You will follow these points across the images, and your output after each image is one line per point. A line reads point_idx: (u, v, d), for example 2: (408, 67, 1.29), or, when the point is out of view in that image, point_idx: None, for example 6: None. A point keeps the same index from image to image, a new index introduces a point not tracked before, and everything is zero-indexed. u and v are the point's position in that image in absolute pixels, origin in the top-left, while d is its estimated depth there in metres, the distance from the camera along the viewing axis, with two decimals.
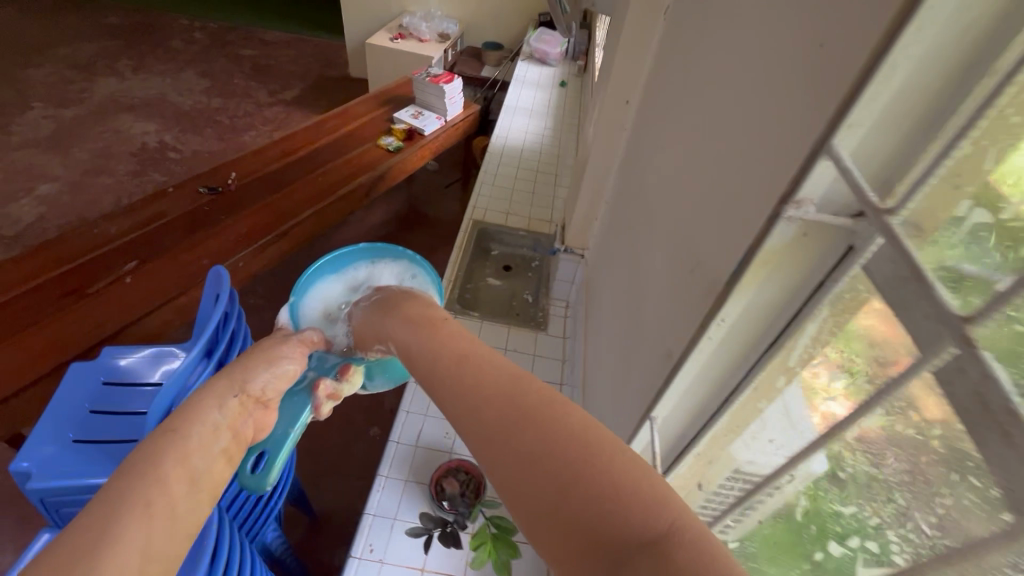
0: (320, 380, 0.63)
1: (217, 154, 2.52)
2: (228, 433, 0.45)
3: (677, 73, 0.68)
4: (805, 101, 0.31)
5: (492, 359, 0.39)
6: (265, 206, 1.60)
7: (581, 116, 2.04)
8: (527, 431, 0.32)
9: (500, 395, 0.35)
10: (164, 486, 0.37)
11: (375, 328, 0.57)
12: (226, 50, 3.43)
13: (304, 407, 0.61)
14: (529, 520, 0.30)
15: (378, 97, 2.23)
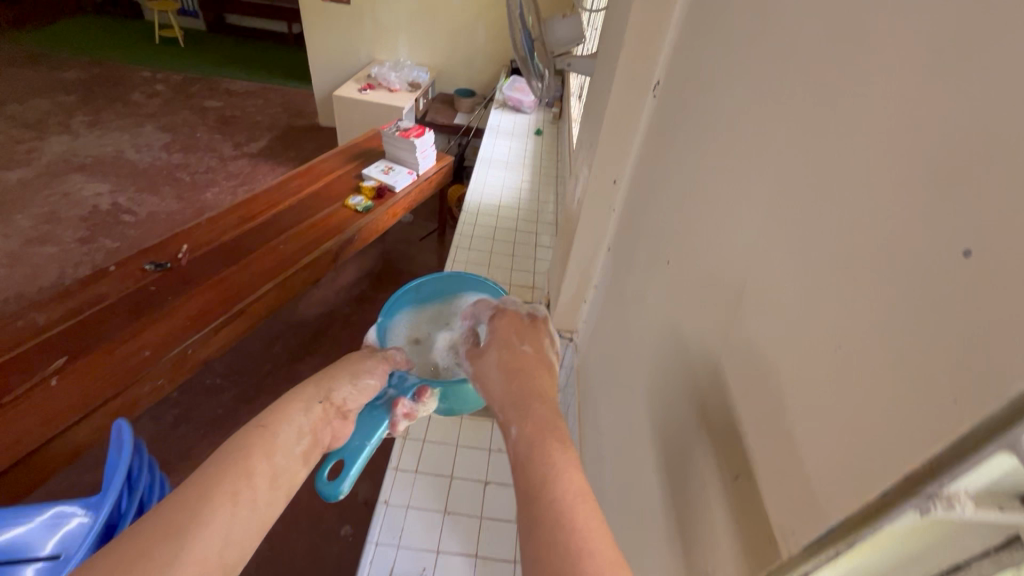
0: (399, 400, 0.64)
1: (176, 214, 2.37)
2: (309, 436, 0.55)
3: (676, 165, 0.58)
4: (929, 325, 0.19)
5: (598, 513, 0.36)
6: (220, 281, 1.46)
7: (560, 167, 1.96)
8: None
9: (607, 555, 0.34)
10: (250, 478, 0.48)
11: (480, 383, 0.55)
12: (189, 102, 3.32)
13: (382, 424, 0.63)
14: None
15: (345, 152, 2.12)
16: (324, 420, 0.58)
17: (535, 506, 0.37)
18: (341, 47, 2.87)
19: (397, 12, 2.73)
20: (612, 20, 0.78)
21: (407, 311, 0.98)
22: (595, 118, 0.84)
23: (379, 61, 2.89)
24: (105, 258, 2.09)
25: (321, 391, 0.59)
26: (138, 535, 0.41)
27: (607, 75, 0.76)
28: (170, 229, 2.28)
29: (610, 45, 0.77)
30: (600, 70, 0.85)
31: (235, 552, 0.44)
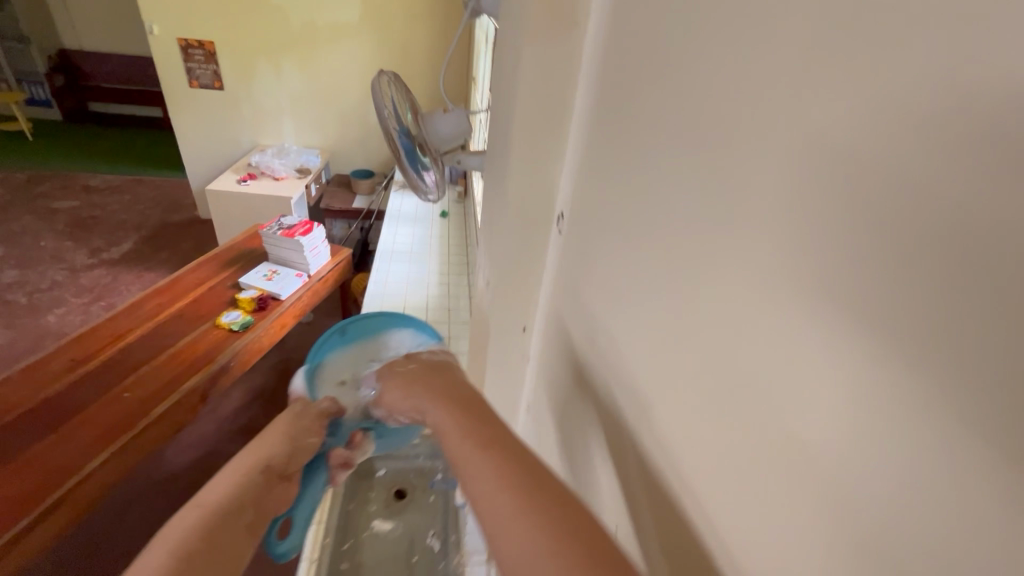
0: (337, 449, 0.75)
1: (1, 349, 1.90)
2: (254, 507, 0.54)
3: (610, 345, 0.41)
4: None
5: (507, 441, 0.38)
6: (30, 461, 1.09)
7: (470, 254, 1.79)
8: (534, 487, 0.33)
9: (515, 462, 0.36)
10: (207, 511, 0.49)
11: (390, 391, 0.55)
12: (33, 203, 2.84)
13: (325, 477, 0.74)
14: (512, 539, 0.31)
15: (218, 257, 1.82)
16: (266, 487, 0.57)
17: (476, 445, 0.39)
18: (217, 134, 2.60)
19: (278, 95, 2.53)
20: (495, 126, 0.64)
21: (336, 353, 0.91)
22: (491, 241, 0.68)
23: (264, 147, 2.64)
24: None
25: (260, 459, 0.58)
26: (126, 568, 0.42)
27: (499, 193, 0.60)
28: None
29: (498, 157, 0.62)
30: (491, 180, 0.69)
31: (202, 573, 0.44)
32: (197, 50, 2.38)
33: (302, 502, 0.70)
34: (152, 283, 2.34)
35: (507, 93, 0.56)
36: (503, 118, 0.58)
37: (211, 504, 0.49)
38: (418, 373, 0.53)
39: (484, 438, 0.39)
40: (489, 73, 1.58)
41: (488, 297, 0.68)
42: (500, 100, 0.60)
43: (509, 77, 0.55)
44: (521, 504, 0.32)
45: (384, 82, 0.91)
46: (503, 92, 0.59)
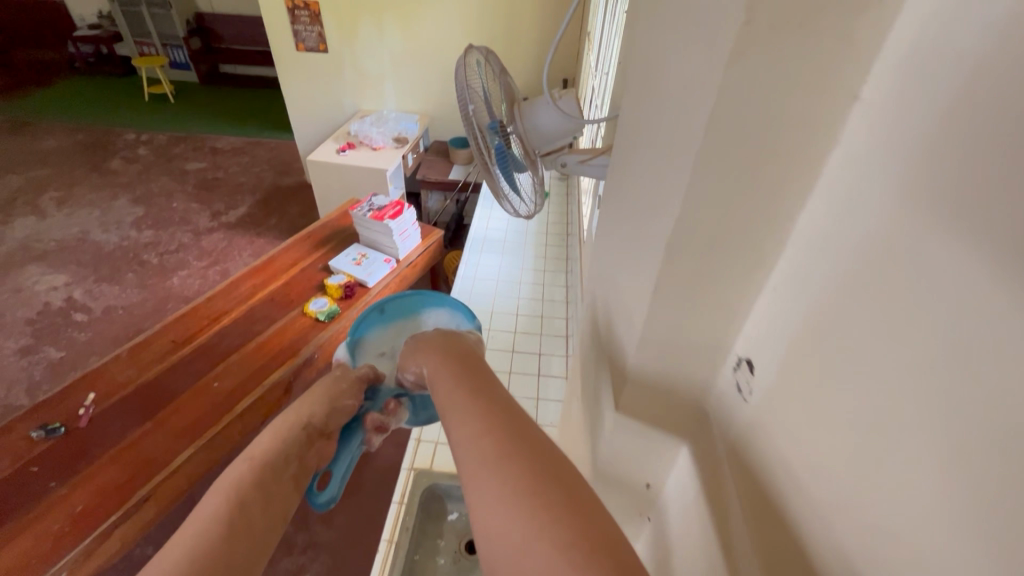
0: (373, 412, 0.61)
1: (135, 309, 2.08)
2: (297, 463, 0.48)
3: None
4: None
5: (504, 400, 0.33)
6: (126, 449, 1.12)
7: (570, 249, 1.55)
8: (523, 441, 0.29)
9: (508, 420, 0.31)
10: (248, 460, 0.44)
11: (408, 353, 0.50)
12: (170, 164, 3.07)
13: (357, 441, 0.60)
14: (496, 493, 0.26)
15: (313, 236, 1.78)
16: (306, 443, 0.50)
17: (468, 400, 0.34)
18: (322, 99, 2.56)
19: (380, 57, 2.40)
20: (625, 153, 0.40)
21: (374, 327, 0.75)
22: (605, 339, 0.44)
23: (365, 112, 2.57)
24: (42, 374, 1.79)
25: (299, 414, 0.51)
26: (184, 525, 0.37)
27: (626, 286, 0.36)
28: (125, 329, 1.98)
29: (626, 209, 0.37)
30: (610, 229, 0.45)
31: (244, 525, 0.38)
32: (303, 11, 2.30)
33: (340, 460, 0.58)
34: (261, 249, 2.43)
35: (653, 116, 0.31)
36: (644, 154, 0.33)
37: (255, 459, 0.44)
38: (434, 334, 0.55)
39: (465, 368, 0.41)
40: (610, 34, 1.28)
41: (595, 429, 0.45)
42: (636, 115, 0.36)
43: (659, 87, 0.29)
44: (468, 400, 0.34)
45: (473, 62, 0.72)
46: (643, 104, 0.34)
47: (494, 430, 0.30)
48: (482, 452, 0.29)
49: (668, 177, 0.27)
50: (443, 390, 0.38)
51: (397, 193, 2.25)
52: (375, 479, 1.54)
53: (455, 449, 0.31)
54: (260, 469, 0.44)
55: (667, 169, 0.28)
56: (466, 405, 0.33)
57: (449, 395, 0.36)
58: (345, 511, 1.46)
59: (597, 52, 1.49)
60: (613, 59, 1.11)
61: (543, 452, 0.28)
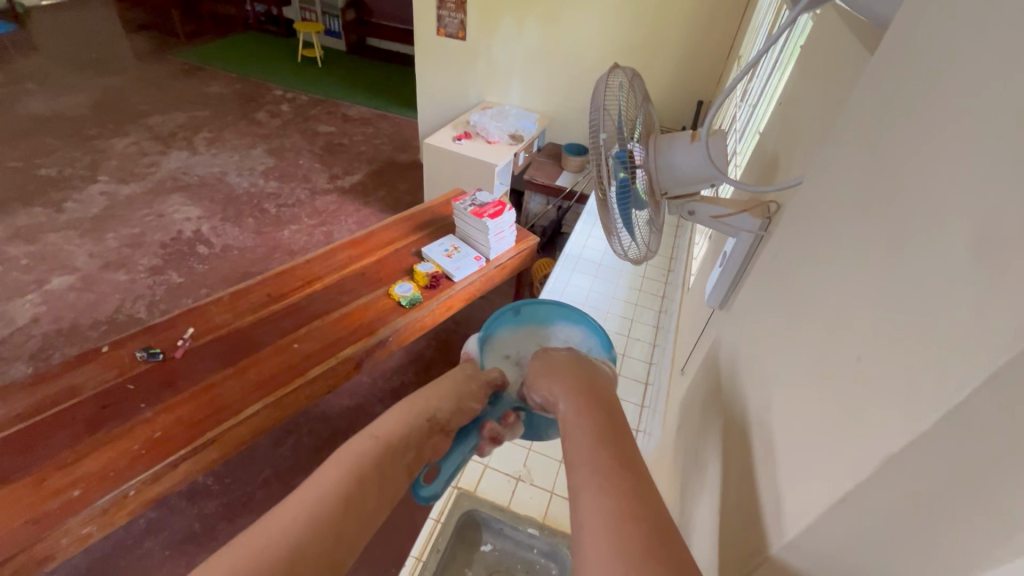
0: (489, 421, 0.63)
1: (248, 253, 2.26)
2: (414, 452, 0.54)
3: None
4: None
5: (639, 477, 0.36)
6: (206, 390, 1.20)
7: (670, 287, 1.43)
8: (651, 529, 0.32)
9: (639, 500, 0.34)
10: (371, 438, 0.51)
11: (542, 369, 0.54)
12: (305, 124, 3.32)
13: (470, 445, 0.63)
14: (619, 566, 0.30)
15: (413, 219, 1.81)
16: (426, 436, 0.56)
17: (603, 460, 0.38)
18: (451, 85, 2.60)
19: (514, 52, 2.39)
20: (825, 273, 0.33)
21: (506, 326, 0.79)
22: (739, 473, 0.39)
23: (488, 103, 2.57)
24: (163, 294, 2.00)
25: (427, 407, 0.57)
26: (327, 473, 0.45)
27: (795, 443, 0.31)
28: (236, 270, 2.16)
29: (814, 348, 0.32)
30: (773, 345, 0.39)
31: (360, 496, 0.45)
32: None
33: (450, 457, 0.61)
34: (365, 219, 2.54)
35: (910, 258, 0.24)
36: (870, 303, 0.27)
37: (380, 438, 0.51)
38: (569, 355, 0.55)
39: (603, 420, 0.44)
40: (766, 62, 1.13)
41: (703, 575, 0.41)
42: (864, 242, 0.29)
43: (931, 244, 0.23)
44: (607, 471, 0.37)
45: (615, 83, 0.65)
46: (884, 239, 0.27)
47: (626, 508, 0.33)
48: (613, 521, 0.32)
49: (923, 372, 0.22)
50: (577, 435, 0.42)
51: (501, 190, 2.23)
52: None
53: (583, 504, 0.35)
54: (388, 447, 0.51)
55: (920, 359, 0.22)
56: (600, 467, 0.37)
57: (582, 446, 0.40)
58: None
59: (745, 85, 1.35)
60: (768, 99, 0.99)
61: (666, 547, 0.31)
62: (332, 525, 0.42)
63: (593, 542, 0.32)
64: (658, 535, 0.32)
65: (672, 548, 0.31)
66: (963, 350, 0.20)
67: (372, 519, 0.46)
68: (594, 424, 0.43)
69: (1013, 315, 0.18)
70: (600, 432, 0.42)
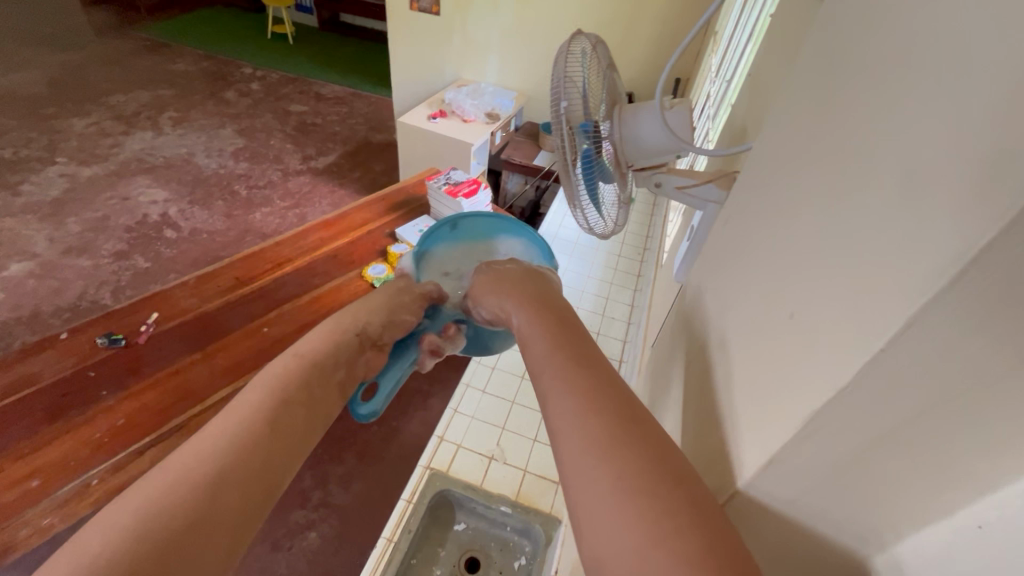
0: (427, 335, 0.68)
1: (217, 236, 2.20)
2: (347, 367, 0.54)
3: None
4: None
5: (596, 362, 0.37)
6: (174, 375, 1.16)
7: (646, 265, 1.42)
8: (613, 400, 0.33)
9: (598, 379, 0.35)
10: (297, 357, 0.50)
11: (496, 294, 0.54)
12: (276, 103, 3.21)
13: (411, 359, 0.68)
14: (588, 435, 0.31)
15: (386, 199, 1.77)
16: (357, 350, 0.57)
17: (560, 353, 0.38)
18: (425, 63, 2.53)
19: (490, 27, 2.33)
20: (771, 233, 0.32)
21: (443, 243, 0.85)
22: (693, 435, 0.39)
23: (464, 81, 2.52)
24: (128, 280, 1.94)
25: (353, 324, 0.57)
26: (246, 397, 0.44)
27: (739, 402, 0.30)
28: (205, 255, 2.10)
29: (758, 294, 0.31)
30: (721, 306, 0.38)
31: (284, 403, 0.44)
32: None
33: (389, 373, 0.66)
34: (340, 201, 2.48)
35: (847, 199, 0.23)
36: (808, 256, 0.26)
37: (304, 353, 0.50)
38: (519, 275, 0.56)
39: (561, 322, 0.44)
40: (741, 34, 1.11)
41: None
42: (804, 194, 0.28)
43: (864, 191, 0.22)
44: (566, 359, 0.37)
45: (580, 51, 0.62)
46: (820, 191, 0.26)
47: (589, 387, 0.34)
48: (576, 404, 0.33)
49: (852, 319, 0.21)
50: (534, 339, 0.42)
51: (478, 169, 2.19)
52: (397, 452, 1.53)
53: (549, 395, 0.35)
54: (314, 360, 0.50)
55: (847, 308, 0.21)
56: (559, 360, 0.37)
57: (540, 347, 0.40)
58: (363, 478, 1.46)
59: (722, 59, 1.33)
60: (741, 71, 0.97)
61: (631, 412, 0.32)
62: (256, 435, 0.41)
63: (562, 423, 0.32)
64: (621, 404, 0.33)
65: (638, 418, 0.31)
66: (891, 287, 0.19)
67: (304, 419, 0.45)
68: (550, 327, 0.43)
69: (932, 253, 0.17)
70: (556, 332, 0.42)
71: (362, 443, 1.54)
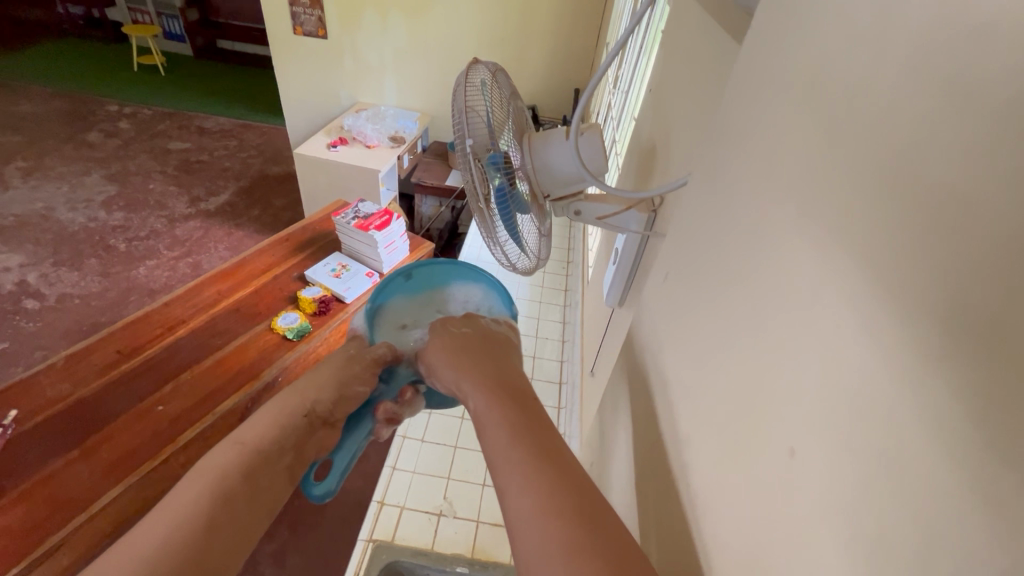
0: (381, 403, 0.60)
1: (93, 300, 1.92)
2: (294, 450, 0.50)
3: None
4: None
5: (562, 451, 0.35)
6: (43, 482, 0.97)
7: (571, 279, 1.41)
8: (580, 501, 0.30)
9: (565, 474, 0.32)
10: (236, 445, 0.47)
11: (452, 364, 0.51)
12: (152, 141, 2.89)
13: (365, 431, 0.59)
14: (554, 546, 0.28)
15: (291, 240, 1.63)
16: (307, 431, 0.52)
17: (519, 441, 0.35)
18: (318, 88, 2.40)
19: (382, 48, 2.25)
20: (715, 298, 0.29)
21: (400, 295, 0.75)
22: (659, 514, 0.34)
23: (363, 105, 2.41)
24: None
25: (301, 400, 0.53)
26: (181, 495, 0.40)
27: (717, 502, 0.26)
28: (79, 324, 1.83)
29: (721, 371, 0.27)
30: (676, 374, 0.34)
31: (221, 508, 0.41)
32: None
33: (343, 449, 0.57)
34: (239, 244, 2.28)
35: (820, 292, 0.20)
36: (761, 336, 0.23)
37: (247, 443, 0.47)
38: (474, 344, 0.53)
39: (515, 398, 0.41)
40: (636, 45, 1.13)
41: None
42: (749, 264, 0.25)
43: (847, 283, 0.18)
44: (526, 448, 0.34)
45: (481, 81, 0.59)
46: (783, 267, 0.23)
47: (551, 483, 0.31)
48: (539, 505, 0.30)
49: (850, 447, 0.17)
50: (492, 420, 0.39)
51: (388, 196, 2.10)
52: (336, 515, 1.40)
53: (508, 495, 0.32)
54: (258, 449, 0.47)
55: (846, 434, 0.17)
56: (522, 446, 0.35)
57: (498, 431, 0.37)
58: (299, 552, 1.32)
59: (620, 70, 1.35)
60: (642, 83, 0.98)
61: (597, 517, 0.30)
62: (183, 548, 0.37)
63: (524, 531, 0.30)
64: (587, 506, 0.30)
65: (595, 495, 0.31)
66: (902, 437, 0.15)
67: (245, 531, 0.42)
68: (506, 405, 0.40)
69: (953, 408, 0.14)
70: (512, 411, 0.39)
71: (294, 511, 1.39)
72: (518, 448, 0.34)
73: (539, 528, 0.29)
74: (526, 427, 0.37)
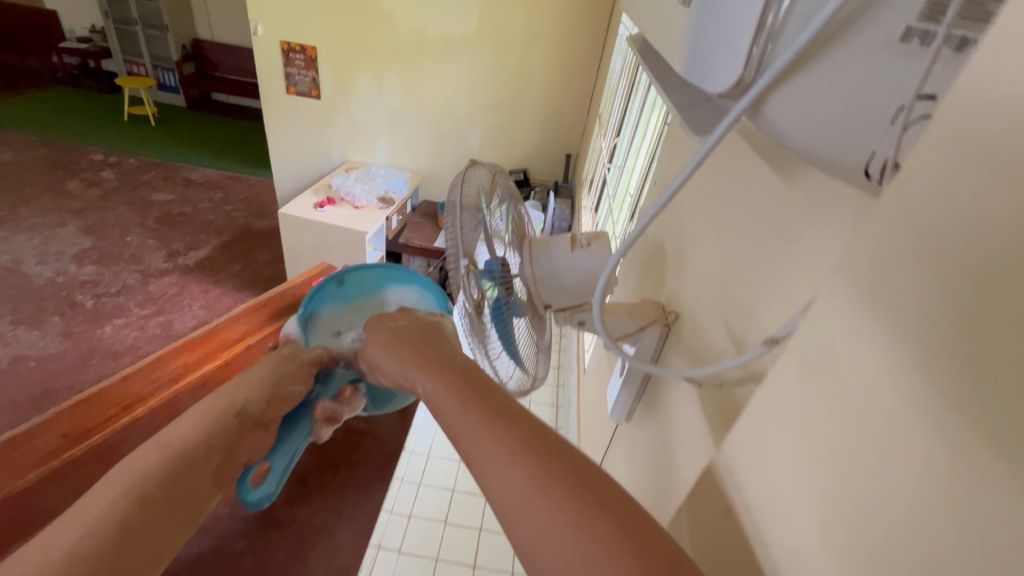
0: (323, 401, 0.48)
1: (50, 364, 1.79)
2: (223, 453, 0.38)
3: None
4: None
5: (554, 452, 0.26)
6: None
7: (566, 358, 1.34)
8: (611, 519, 0.23)
9: (573, 487, 0.25)
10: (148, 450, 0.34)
11: (387, 361, 0.40)
12: (134, 192, 2.83)
13: (304, 433, 0.47)
14: None
15: (269, 306, 1.54)
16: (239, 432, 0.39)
17: (504, 460, 0.26)
18: (309, 147, 2.38)
19: (375, 110, 2.25)
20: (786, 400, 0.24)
21: (333, 303, 0.69)
22: (708, 539, 0.33)
23: (354, 163, 2.39)
24: None
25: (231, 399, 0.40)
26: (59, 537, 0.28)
27: None
28: (32, 391, 1.69)
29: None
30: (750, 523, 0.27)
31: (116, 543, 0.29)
32: (298, 55, 2.16)
33: (280, 451, 0.45)
34: (215, 301, 2.17)
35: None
36: (809, 394, 0.22)
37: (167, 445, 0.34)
38: (409, 326, 0.42)
39: (475, 386, 0.32)
40: (644, 130, 1.12)
41: None
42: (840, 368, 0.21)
43: None
44: (524, 462, 0.26)
45: (477, 183, 0.53)
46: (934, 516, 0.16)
47: (574, 507, 0.24)
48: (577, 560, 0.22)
49: None
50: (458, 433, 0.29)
51: (374, 256, 2.04)
52: None
53: (529, 531, 0.24)
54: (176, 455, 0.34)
55: None
56: (507, 467, 0.26)
57: (472, 443, 0.28)
58: None
59: (618, 146, 1.34)
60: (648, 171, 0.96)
61: (640, 530, 0.23)
62: None
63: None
64: (622, 520, 0.23)
65: (618, 497, 0.25)
66: None
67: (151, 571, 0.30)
68: (473, 397, 0.31)
69: None
70: (482, 405, 0.30)
71: None
72: (469, 410, 0.30)
73: (509, 490, 0.26)
74: (469, 389, 0.32)
